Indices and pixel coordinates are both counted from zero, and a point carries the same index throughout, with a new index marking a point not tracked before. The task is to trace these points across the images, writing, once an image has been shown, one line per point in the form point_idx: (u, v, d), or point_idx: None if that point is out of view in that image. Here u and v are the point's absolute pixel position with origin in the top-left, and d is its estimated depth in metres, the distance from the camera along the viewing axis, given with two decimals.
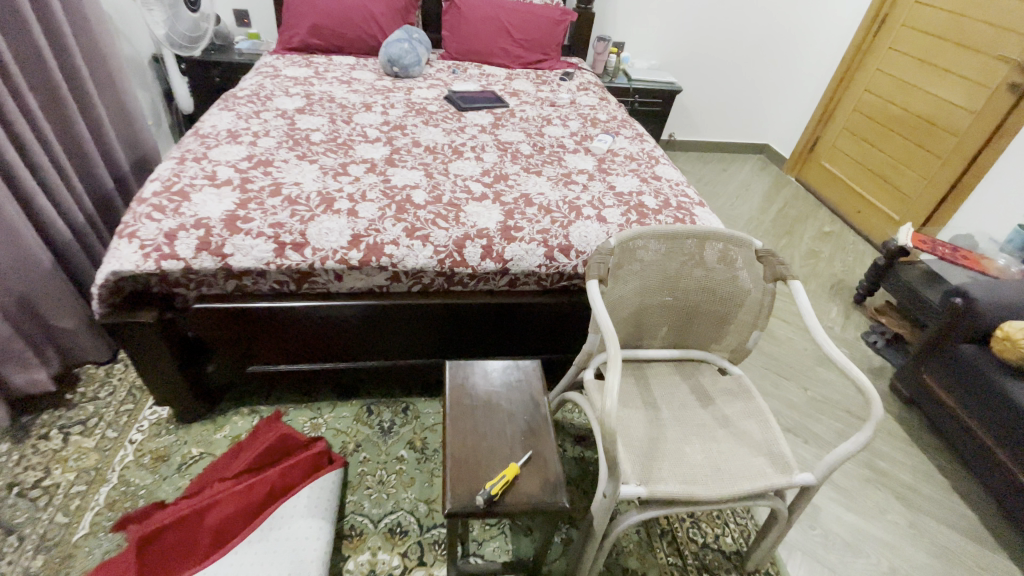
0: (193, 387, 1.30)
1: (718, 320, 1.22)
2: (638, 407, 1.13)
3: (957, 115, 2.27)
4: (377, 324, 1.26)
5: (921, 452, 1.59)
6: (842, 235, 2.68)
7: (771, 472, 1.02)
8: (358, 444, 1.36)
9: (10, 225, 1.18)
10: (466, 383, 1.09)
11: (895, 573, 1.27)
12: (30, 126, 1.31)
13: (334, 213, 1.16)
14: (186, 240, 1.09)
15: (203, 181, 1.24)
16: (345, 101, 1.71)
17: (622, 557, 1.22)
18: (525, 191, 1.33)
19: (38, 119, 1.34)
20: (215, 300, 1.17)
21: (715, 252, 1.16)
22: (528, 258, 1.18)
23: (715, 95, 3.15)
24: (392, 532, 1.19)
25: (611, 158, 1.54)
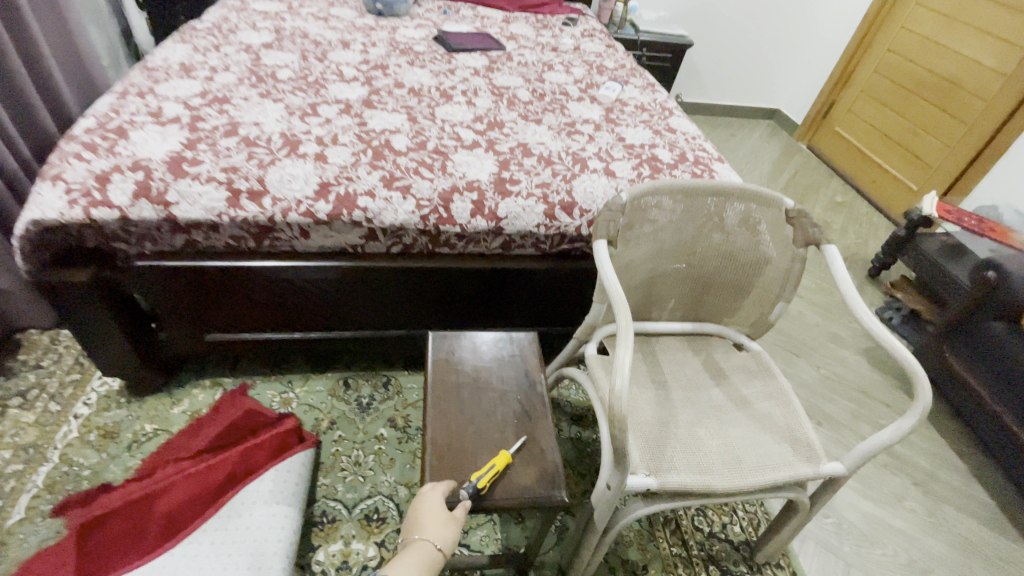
0: (143, 357, 1.15)
1: (738, 290, 1.08)
2: (645, 386, 1.00)
3: (988, 77, 2.10)
4: (352, 289, 1.11)
5: (938, 436, 1.49)
6: (855, 206, 2.54)
7: (795, 461, 0.90)
8: (332, 422, 1.23)
9: None
10: (452, 356, 0.95)
11: (914, 565, 1.18)
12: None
13: (298, 157, 1.00)
14: (121, 184, 0.93)
15: (146, 118, 1.06)
16: (320, 38, 1.51)
17: (622, 548, 1.11)
18: (522, 140, 1.16)
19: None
20: (161, 258, 1.01)
21: (738, 213, 1.02)
22: (524, 216, 1.03)
23: (727, 54, 2.94)
24: (368, 520, 1.08)
25: (619, 108, 1.37)
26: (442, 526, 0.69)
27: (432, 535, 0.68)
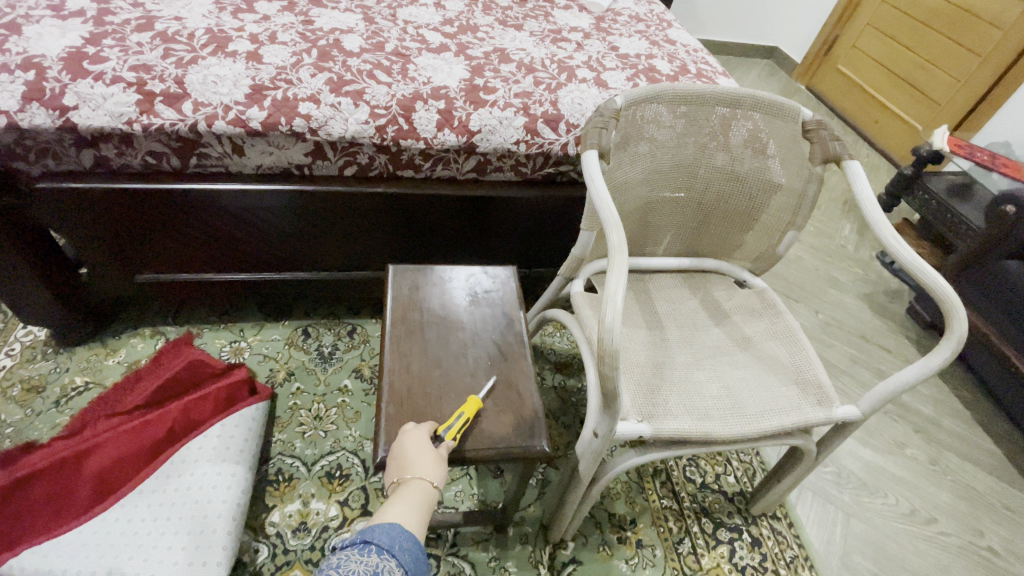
0: (66, 301, 1.00)
1: (744, 220, 0.96)
2: (638, 326, 0.89)
3: (1007, 3, 1.94)
4: (303, 221, 0.96)
5: (941, 382, 1.42)
6: (856, 149, 2.40)
7: (805, 405, 0.80)
8: (290, 372, 1.11)
9: None
10: (416, 292, 0.83)
11: (915, 514, 1.12)
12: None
13: (226, 56, 0.83)
14: (7, 85, 0.76)
15: (42, 10, 0.87)
16: None
17: (609, 501, 1.03)
18: (499, 46, 1.00)
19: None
20: (69, 180, 0.85)
21: (746, 130, 0.88)
22: (501, 131, 0.88)
23: None
24: (330, 477, 0.97)
25: (612, 17, 1.19)
26: (436, 464, 0.60)
27: (425, 474, 0.58)
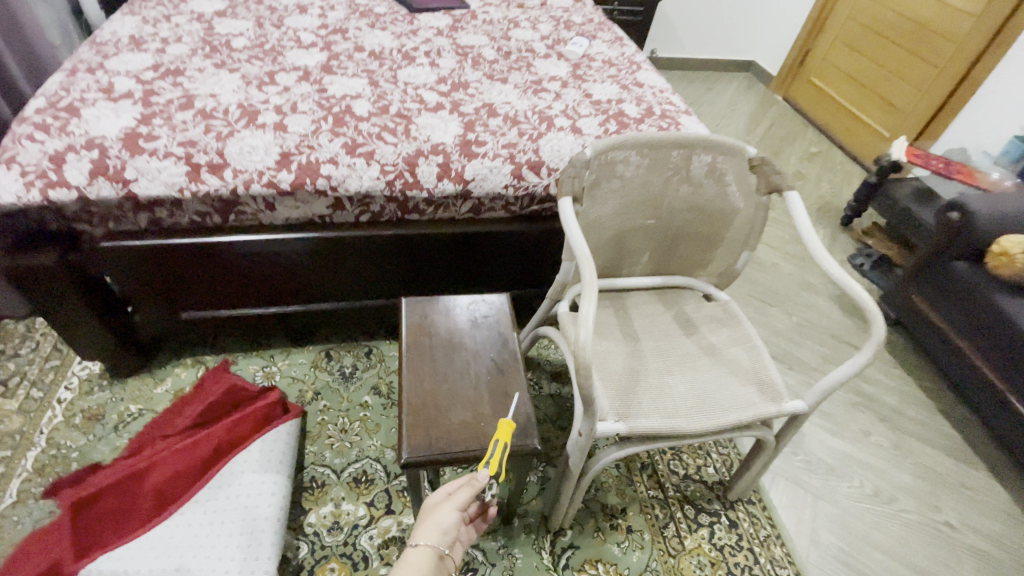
0: (120, 338, 1.15)
1: (706, 242, 1.10)
2: (617, 339, 1.03)
3: (959, 18, 2.08)
4: (326, 261, 1.11)
5: (906, 374, 1.56)
6: (830, 156, 2.55)
7: (760, 401, 0.94)
8: (316, 392, 1.26)
9: None
10: (425, 319, 0.97)
11: (878, 494, 1.26)
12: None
13: (257, 128, 0.98)
14: (77, 164, 0.90)
15: (97, 94, 1.02)
16: (275, 3, 1.46)
17: (602, 493, 1.17)
18: (488, 100, 1.15)
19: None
20: (127, 237, 1.00)
21: (703, 165, 1.02)
22: (492, 178, 1.03)
23: (701, 5, 2.87)
24: (356, 481, 1.12)
25: (587, 63, 1.35)
26: (437, 528, 0.64)
27: (425, 538, 0.63)
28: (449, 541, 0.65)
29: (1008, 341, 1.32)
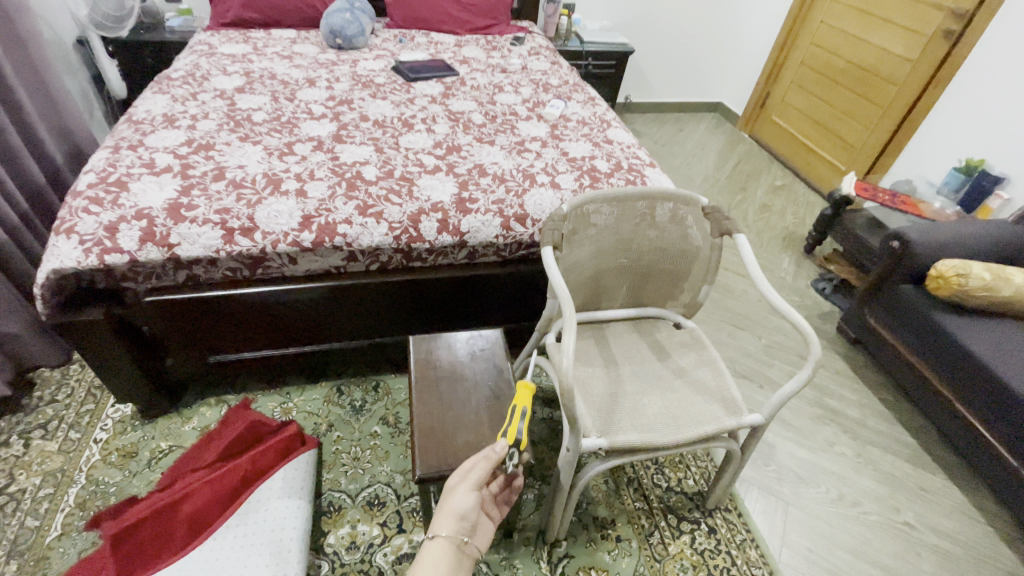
0: (154, 382, 1.27)
1: (673, 278, 1.26)
2: (598, 365, 1.18)
3: (896, 64, 2.32)
4: (340, 306, 1.26)
5: (866, 388, 1.71)
6: (793, 188, 2.77)
7: (723, 416, 1.09)
8: (330, 424, 1.38)
9: None
10: (431, 354, 1.12)
11: (843, 498, 1.38)
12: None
13: (282, 195, 1.15)
14: (128, 232, 1.05)
15: (141, 169, 1.18)
16: (287, 77, 1.66)
17: (592, 507, 1.29)
18: (478, 161, 1.33)
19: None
20: (167, 292, 1.14)
21: (666, 211, 1.18)
22: (484, 230, 1.19)
23: (669, 55, 3.15)
24: (370, 504, 1.23)
25: (564, 123, 1.55)
26: (452, 518, 0.74)
27: (443, 528, 0.73)
28: (467, 526, 0.75)
29: (950, 355, 1.47)
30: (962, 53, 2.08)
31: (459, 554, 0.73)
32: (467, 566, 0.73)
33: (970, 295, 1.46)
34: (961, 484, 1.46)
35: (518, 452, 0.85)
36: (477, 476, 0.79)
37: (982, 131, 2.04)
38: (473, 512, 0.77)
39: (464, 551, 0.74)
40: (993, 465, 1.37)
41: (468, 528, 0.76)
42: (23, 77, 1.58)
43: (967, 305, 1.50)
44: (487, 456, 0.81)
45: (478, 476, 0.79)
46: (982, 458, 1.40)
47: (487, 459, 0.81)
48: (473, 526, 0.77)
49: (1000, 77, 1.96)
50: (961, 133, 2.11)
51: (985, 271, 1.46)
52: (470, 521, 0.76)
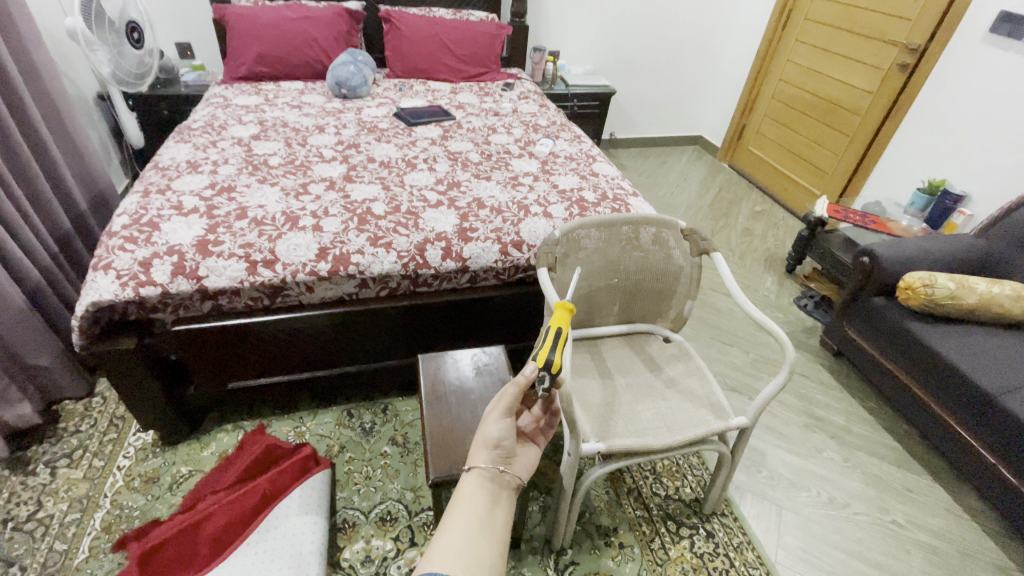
0: (177, 408, 1.35)
1: (660, 296, 1.35)
2: (594, 377, 1.26)
3: (858, 96, 2.51)
4: (352, 330, 1.35)
5: (851, 397, 1.80)
6: (773, 213, 2.92)
7: (711, 420, 1.17)
8: (342, 445, 1.45)
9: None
10: (439, 372, 1.21)
11: (833, 501, 1.45)
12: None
13: (300, 230, 1.26)
14: (161, 266, 1.15)
15: (170, 211, 1.30)
16: (298, 125, 1.81)
17: (595, 516, 1.35)
18: (477, 195, 1.45)
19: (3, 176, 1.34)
20: (194, 322, 1.24)
21: (649, 235, 1.28)
22: (484, 255, 1.31)
23: (649, 94, 3.37)
24: (383, 520, 1.29)
25: (553, 159, 1.69)
26: (485, 448, 0.71)
27: (477, 460, 0.70)
28: (502, 455, 0.72)
29: (924, 360, 1.56)
30: (917, 84, 2.26)
31: (497, 485, 0.69)
32: (509, 496, 0.70)
33: (937, 303, 1.56)
34: (945, 485, 1.53)
35: (549, 375, 0.77)
36: (503, 403, 0.74)
37: (940, 155, 2.20)
38: (507, 439, 0.74)
39: (502, 481, 0.70)
40: (972, 464, 1.45)
41: (503, 457, 0.72)
42: (55, 133, 1.72)
43: (936, 313, 1.60)
44: (516, 382, 0.74)
45: (506, 403, 0.74)
46: (962, 457, 1.48)
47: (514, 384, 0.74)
48: (510, 455, 0.73)
49: (951, 106, 2.14)
50: (922, 158, 2.27)
51: (949, 281, 1.57)
52: (504, 449, 0.73)
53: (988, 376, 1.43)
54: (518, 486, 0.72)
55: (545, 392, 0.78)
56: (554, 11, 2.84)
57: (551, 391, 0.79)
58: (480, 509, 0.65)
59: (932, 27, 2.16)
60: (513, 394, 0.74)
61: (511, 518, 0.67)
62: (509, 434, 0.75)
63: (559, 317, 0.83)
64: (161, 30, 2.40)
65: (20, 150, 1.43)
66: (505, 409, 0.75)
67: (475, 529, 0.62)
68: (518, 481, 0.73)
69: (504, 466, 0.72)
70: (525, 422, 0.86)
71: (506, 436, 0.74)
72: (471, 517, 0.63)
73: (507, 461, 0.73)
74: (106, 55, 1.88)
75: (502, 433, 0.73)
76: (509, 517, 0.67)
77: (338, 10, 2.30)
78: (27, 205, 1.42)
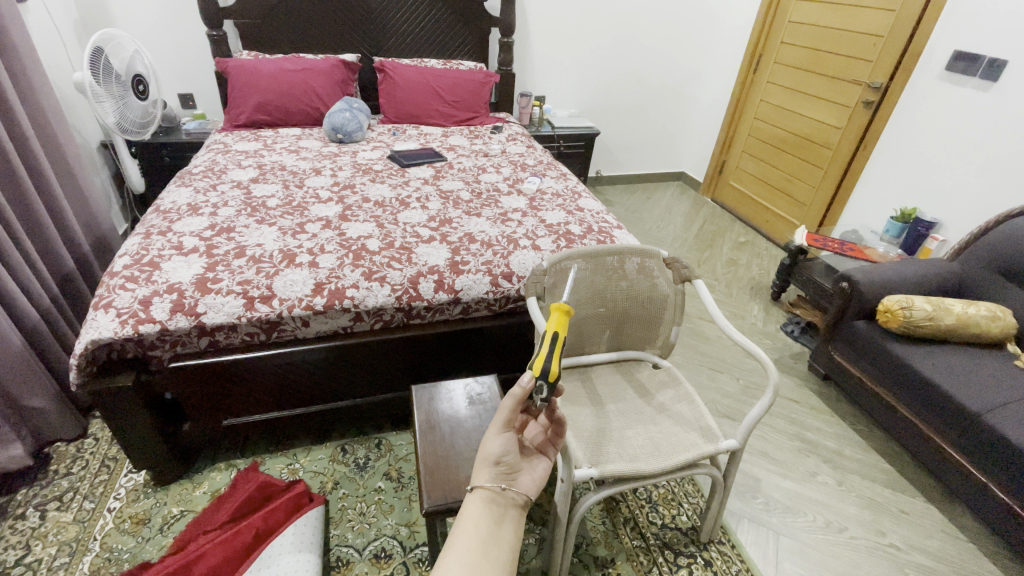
0: (170, 447, 1.35)
1: (647, 323, 1.39)
2: (585, 404, 1.28)
3: (829, 131, 2.64)
4: (345, 363, 1.37)
5: (841, 420, 1.82)
6: (756, 243, 3.02)
7: (701, 443, 1.19)
8: (336, 482, 1.44)
9: None
10: (433, 404, 1.22)
11: (830, 525, 1.45)
12: (5, 230, 1.36)
13: (297, 267, 1.30)
14: (161, 304, 1.18)
15: (171, 252, 1.34)
16: (296, 168, 1.89)
17: (592, 547, 1.34)
18: (468, 231, 1.51)
19: (9, 221, 1.39)
20: (191, 358, 1.26)
21: (634, 264, 1.32)
22: (475, 287, 1.35)
23: (632, 134, 3.52)
24: (377, 558, 1.27)
25: (540, 196, 1.77)
26: (486, 466, 0.72)
27: (480, 479, 0.71)
28: (504, 470, 0.73)
29: (909, 381, 1.59)
30: (882, 119, 2.39)
31: (501, 505, 0.70)
32: (515, 515, 0.70)
33: (916, 324, 1.61)
34: (940, 507, 1.54)
35: (547, 385, 0.76)
36: (501, 417, 0.74)
37: (910, 185, 2.31)
38: (509, 454, 0.74)
39: (506, 499, 0.71)
40: (964, 484, 1.46)
41: (506, 473, 0.73)
42: (60, 180, 1.78)
43: (915, 334, 1.65)
44: (513, 394, 0.73)
45: (505, 417, 0.74)
46: (953, 477, 1.49)
47: (511, 397, 0.73)
48: (514, 471, 0.74)
49: (915, 139, 2.26)
50: (894, 188, 2.38)
51: (926, 303, 1.62)
52: (506, 465, 0.74)
53: (971, 394, 1.46)
54: (526, 503, 0.73)
55: (543, 402, 0.77)
56: (539, 58, 3.01)
57: (549, 401, 0.77)
58: (483, 533, 0.66)
59: (892, 67, 2.31)
60: (511, 407, 0.73)
61: (517, 537, 0.68)
62: (512, 448, 0.75)
63: (556, 321, 0.83)
64: (165, 82, 2.52)
65: (26, 197, 1.48)
66: (504, 424, 0.74)
67: (478, 553, 0.63)
68: (526, 498, 0.73)
69: (508, 483, 0.73)
70: (531, 434, 0.84)
71: (508, 451, 0.74)
72: (474, 539, 0.64)
73: (511, 477, 0.74)
74: (112, 106, 1.97)
75: (504, 448, 0.74)
76: (515, 537, 0.68)
77: (334, 62, 2.43)
78: (30, 249, 1.46)
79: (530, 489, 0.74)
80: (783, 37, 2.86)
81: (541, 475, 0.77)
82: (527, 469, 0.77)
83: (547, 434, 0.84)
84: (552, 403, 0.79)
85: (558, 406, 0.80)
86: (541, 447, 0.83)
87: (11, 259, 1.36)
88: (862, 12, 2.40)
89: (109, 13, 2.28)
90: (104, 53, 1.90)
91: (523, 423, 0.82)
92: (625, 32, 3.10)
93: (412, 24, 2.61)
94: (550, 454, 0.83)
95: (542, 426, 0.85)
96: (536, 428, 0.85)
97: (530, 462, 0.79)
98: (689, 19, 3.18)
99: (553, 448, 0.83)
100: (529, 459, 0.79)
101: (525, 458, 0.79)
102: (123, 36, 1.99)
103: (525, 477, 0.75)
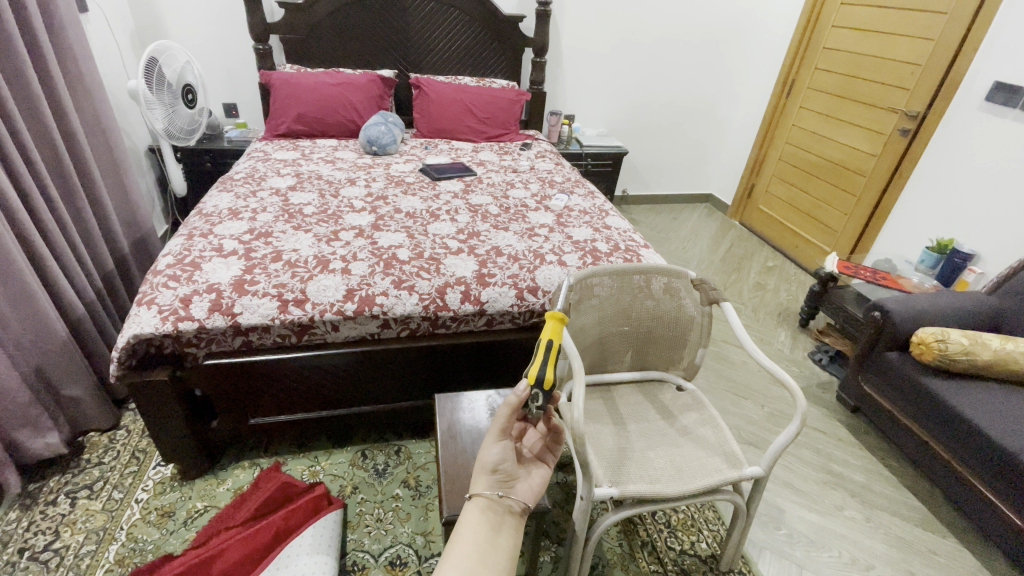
0: (199, 443, 1.39)
1: (672, 343, 1.37)
2: (607, 423, 1.28)
3: (863, 158, 2.60)
4: (371, 369, 1.40)
5: (870, 455, 1.76)
6: (785, 268, 2.97)
7: (724, 468, 1.17)
8: (355, 486, 1.46)
9: (43, 311, 1.31)
10: (455, 413, 1.23)
11: (856, 563, 1.40)
12: (56, 225, 1.44)
13: (330, 273, 1.34)
14: (200, 302, 1.23)
15: (212, 253, 1.39)
16: (331, 178, 1.95)
17: (608, 569, 1.32)
18: (495, 245, 1.54)
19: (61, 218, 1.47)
20: (223, 357, 1.29)
21: (660, 284, 1.31)
22: (501, 300, 1.37)
23: (660, 154, 3.53)
24: (392, 564, 1.28)
25: (568, 213, 1.79)
26: (484, 474, 0.73)
27: (478, 487, 0.72)
28: (501, 477, 0.73)
29: (942, 417, 1.53)
30: (919, 147, 2.35)
31: (498, 512, 0.70)
32: (513, 523, 0.71)
33: (952, 359, 1.55)
34: (975, 552, 1.46)
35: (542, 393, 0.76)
36: (497, 426, 0.74)
37: (948, 215, 2.25)
38: (506, 461, 0.75)
39: (504, 507, 0.71)
40: (999, 528, 1.39)
41: (503, 481, 0.73)
42: (109, 181, 1.87)
43: (951, 369, 1.59)
44: (508, 403, 0.73)
45: (501, 425, 0.74)
46: (987, 520, 1.42)
47: (506, 405, 0.74)
48: (511, 478, 0.75)
49: (953, 168, 2.21)
50: (931, 217, 2.32)
51: (963, 337, 1.56)
52: (504, 473, 0.74)
53: (1008, 432, 1.40)
54: (524, 510, 0.73)
55: (539, 410, 0.78)
56: (570, 78, 3.06)
57: (545, 409, 0.78)
58: (480, 539, 0.66)
59: (930, 96, 2.28)
60: (506, 415, 0.73)
61: (515, 546, 0.68)
62: (509, 455, 0.76)
63: (550, 328, 0.79)
64: (212, 92, 2.64)
65: (77, 196, 1.56)
66: (500, 431, 0.75)
67: (475, 560, 0.63)
68: (524, 505, 0.74)
69: (505, 491, 0.73)
70: (528, 442, 0.83)
71: (505, 459, 0.75)
72: (473, 546, 0.65)
73: (509, 484, 0.74)
74: (162, 113, 2.08)
75: (501, 456, 0.74)
76: (513, 544, 0.68)
77: (372, 77, 2.52)
78: (78, 245, 1.53)
79: (527, 496, 0.74)
80: (818, 63, 2.85)
81: (538, 483, 0.77)
82: (524, 478, 0.77)
83: (545, 441, 0.82)
84: (548, 411, 0.80)
85: (555, 414, 0.80)
86: (540, 455, 0.82)
87: (60, 254, 1.43)
88: (902, 40, 2.38)
89: (164, 26, 2.41)
90: (158, 63, 2.01)
91: (520, 431, 0.81)
92: (655, 53, 3.12)
93: (448, 42, 2.69)
94: (549, 462, 0.82)
95: (540, 432, 0.84)
96: (534, 435, 0.83)
97: (527, 470, 0.79)
98: (720, 41, 3.20)
99: (553, 455, 0.82)
100: (526, 467, 0.79)
101: (523, 465, 0.80)
102: (177, 47, 2.10)
103: (523, 484, 0.76)
